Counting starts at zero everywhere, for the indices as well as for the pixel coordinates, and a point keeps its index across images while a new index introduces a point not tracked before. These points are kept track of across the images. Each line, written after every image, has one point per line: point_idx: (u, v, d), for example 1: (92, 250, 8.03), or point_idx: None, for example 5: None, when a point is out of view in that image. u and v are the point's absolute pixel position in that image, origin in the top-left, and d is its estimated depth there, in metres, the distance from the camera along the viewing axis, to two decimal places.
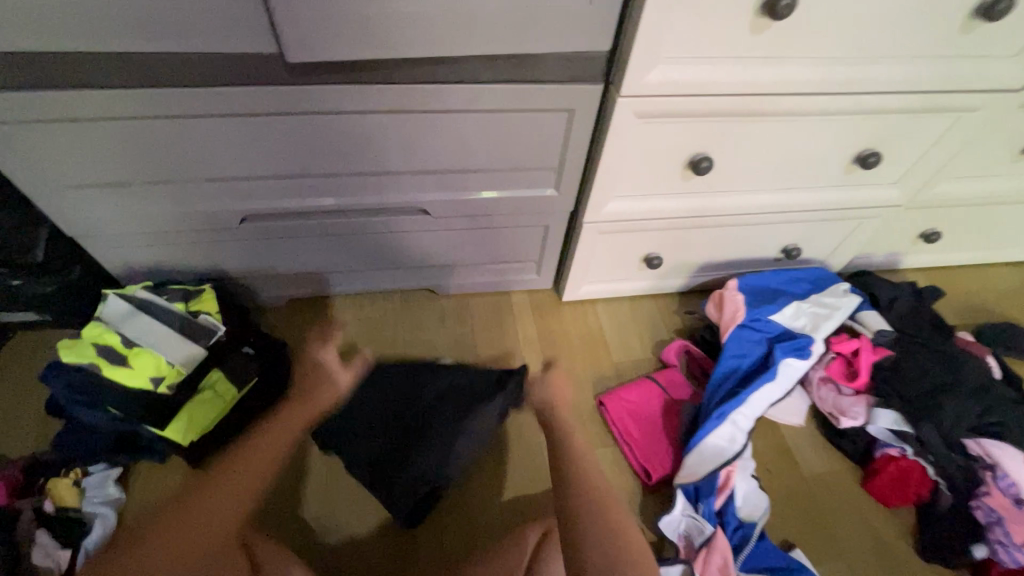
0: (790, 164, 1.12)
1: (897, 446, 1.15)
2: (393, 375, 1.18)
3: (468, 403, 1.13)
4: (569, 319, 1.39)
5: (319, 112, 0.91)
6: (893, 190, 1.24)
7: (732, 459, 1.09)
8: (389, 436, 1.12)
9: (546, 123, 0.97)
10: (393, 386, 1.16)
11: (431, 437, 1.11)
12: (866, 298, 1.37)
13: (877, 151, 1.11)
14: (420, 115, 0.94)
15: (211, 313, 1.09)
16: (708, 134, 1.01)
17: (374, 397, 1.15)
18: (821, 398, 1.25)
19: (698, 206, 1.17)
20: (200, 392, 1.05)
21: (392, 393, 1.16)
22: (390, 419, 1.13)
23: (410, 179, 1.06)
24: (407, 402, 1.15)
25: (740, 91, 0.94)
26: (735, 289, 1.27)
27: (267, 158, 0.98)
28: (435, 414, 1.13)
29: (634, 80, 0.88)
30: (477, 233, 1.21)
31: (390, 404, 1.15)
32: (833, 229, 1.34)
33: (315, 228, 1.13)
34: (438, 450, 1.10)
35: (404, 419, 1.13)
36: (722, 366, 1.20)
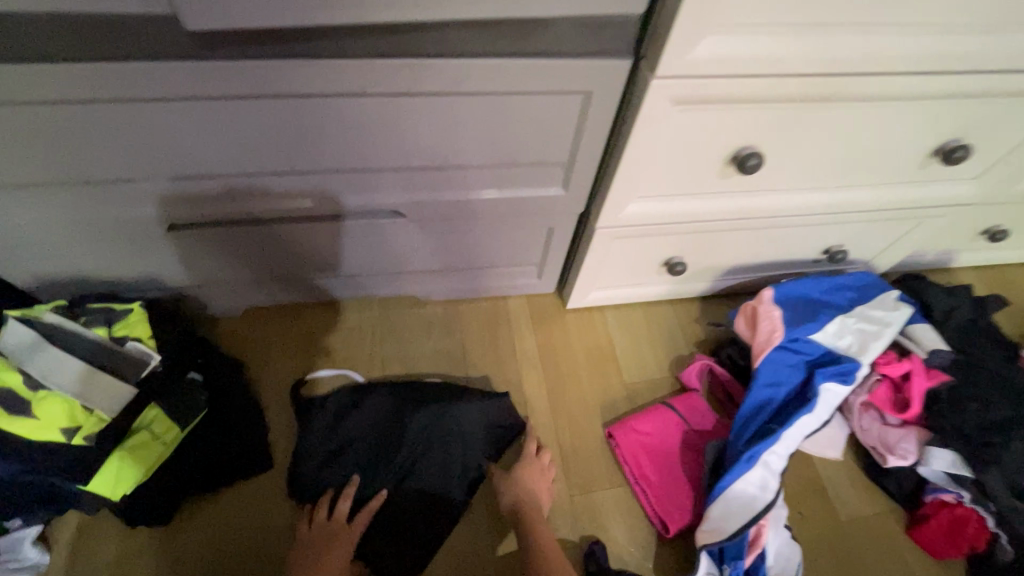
0: (856, 159, 0.90)
1: (952, 491, 0.99)
2: (377, 398, 1.01)
3: (459, 444, 0.99)
4: (574, 330, 1.21)
5: (254, 95, 0.68)
6: (969, 186, 1.03)
7: (765, 510, 0.93)
8: (368, 473, 0.96)
9: (556, 109, 0.75)
10: (377, 411, 1.00)
11: (414, 481, 0.97)
12: (918, 309, 1.18)
13: (965, 143, 0.89)
14: (390, 98, 0.71)
15: (143, 339, 0.92)
16: (762, 124, 0.79)
17: (354, 423, 0.99)
18: (863, 428, 1.09)
19: (736, 208, 0.95)
20: (133, 435, 0.86)
21: (375, 420, 1.00)
22: (371, 451, 0.98)
23: (381, 178, 0.84)
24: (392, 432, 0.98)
25: (812, 70, 0.71)
26: (771, 303, 1.07)
27: (192, 154, 0.76)
28: (421, 453, 0.98)
29: (676, 57, 0.65)
30: (467, 236, 1.00)
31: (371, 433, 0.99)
32: (888, 229, 1.13)
33: (267, 234, 0.92)
34: (423, 498, 0.96)
35: (386, 452, 0.97)
36: (754, 396, 1.02)
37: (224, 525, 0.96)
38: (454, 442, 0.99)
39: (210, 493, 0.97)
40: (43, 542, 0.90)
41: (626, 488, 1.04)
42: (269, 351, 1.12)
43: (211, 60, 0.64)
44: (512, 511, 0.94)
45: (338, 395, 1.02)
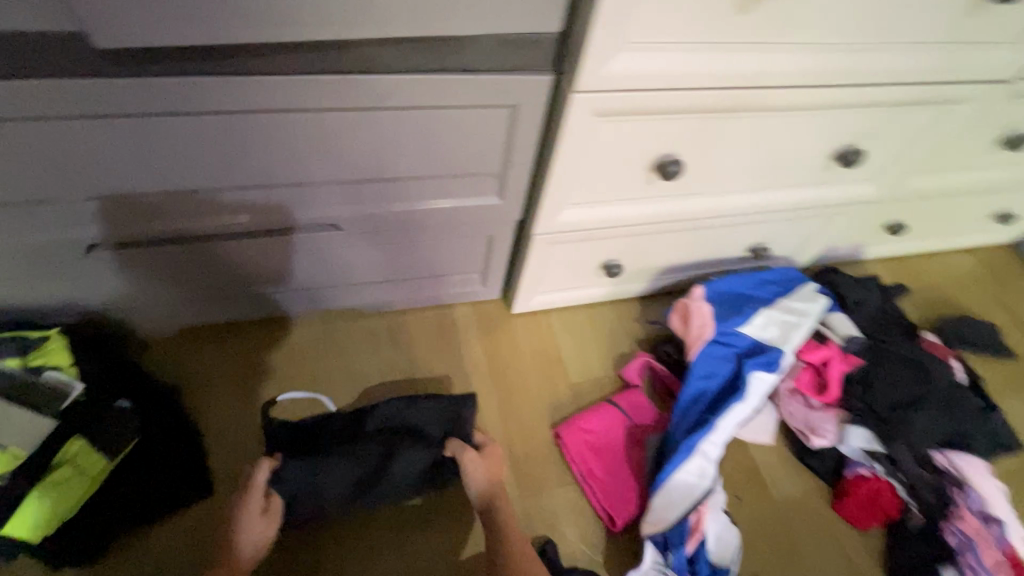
0: (767, 165, 0.98)
1: (867, 466, 1.09)
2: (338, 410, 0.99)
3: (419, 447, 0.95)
4: (520, 335, 1.23)
5: (174, 111, 0.67)
6: (869, 186, 1.13)
7: (703, 497, 0.98)
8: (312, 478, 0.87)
9: (484, 122, 0.77)
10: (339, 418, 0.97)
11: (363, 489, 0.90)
12: (834, 300, 1.28)
13: (859, 147, 0.99)
14: (318, 113, 0.71)
15: (61, 368, 0.89)
16: (678, 134, 0.84)
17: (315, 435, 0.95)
18: (790, 413, 1.17)
19: (663, 211, 1.01)
20: (52, 473, 0.82)
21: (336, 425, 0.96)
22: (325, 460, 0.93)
23: (315, 193, 0.83)
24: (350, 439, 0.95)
25: (718, 85, 0.77)
26: (700, 299, 1.14)
27: (107, 173, 0.73)
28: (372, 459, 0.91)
29: (592, 72, 0.69)
30: (406, 247, 1.01)
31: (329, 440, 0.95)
32: (803, 227, 1.22)
33: (195, 252, 0.89)
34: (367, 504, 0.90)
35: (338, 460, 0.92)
36: (690, 388, 1.08)
37: (158, 560, 0.90)
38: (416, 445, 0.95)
39: (142, 526, 0.92)
40: None
41: (575, 487, 1.06)
42: (205, 373, 1.08)
43: (125, 76, 0.62)
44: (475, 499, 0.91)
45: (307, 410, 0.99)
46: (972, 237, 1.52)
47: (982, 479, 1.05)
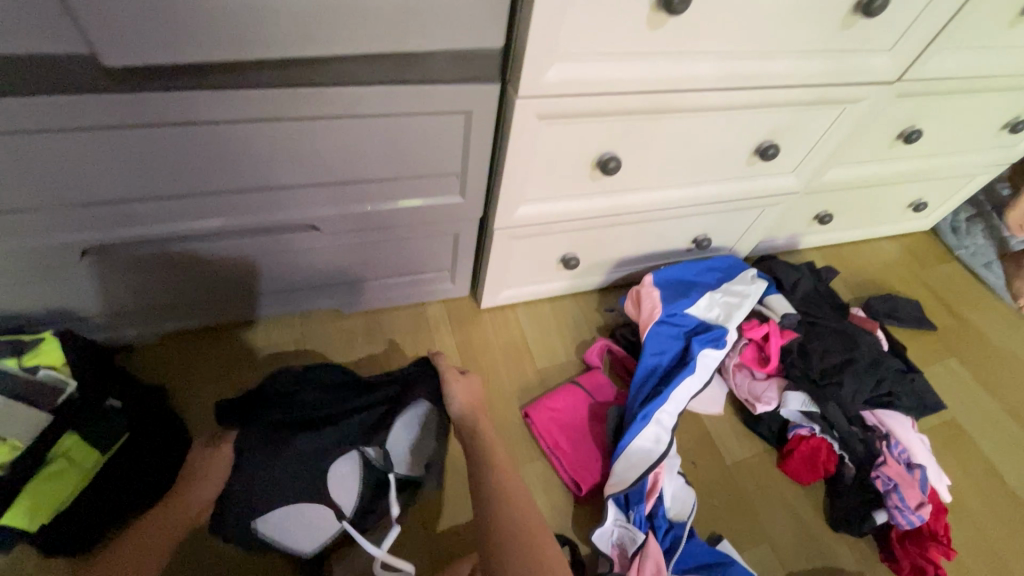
0: (697, 160, 1.11)
1: (806, 426, 1.20)
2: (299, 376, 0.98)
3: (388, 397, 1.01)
4: (489, 327, 1.33)
5: (167, 123, 0.76)
6: (791, 178, 1.28)
7: (659, 459, 1.08)
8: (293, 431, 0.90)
9: (444, 127, 0.88)
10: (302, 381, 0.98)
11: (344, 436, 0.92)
12: (772, 283, 1.42)
13: (775, 142, 1.14)
14: (296, 121, 0.81)
15: (56, 367, 0.93)
16: (613, 134, 0.97)
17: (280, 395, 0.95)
18: (737, 385, 1.29)
19: (609, 205, 1.13)
20: (46, 465, 0.87)
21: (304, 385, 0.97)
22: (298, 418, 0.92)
23: (291, 196, 0.93)
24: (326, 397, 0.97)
25: (641, 91, 0.90)
26: (651, 285, 1.26)
27: (102, 182, 0.81)
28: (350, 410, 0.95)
29: (533, 79, 0.81)
30: (379, 245, 1.10)
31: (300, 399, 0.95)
32: (738, 219, 1.37)
33: (182, 256, 0.97)
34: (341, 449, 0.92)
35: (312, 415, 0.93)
36: (643, 365, 1.19)
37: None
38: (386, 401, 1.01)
39: (130, 519, 0.97)
40: None
41: (544, 461, 1.15)
42: (190, 375, 1.14)
43: (124, 92, 0.71)
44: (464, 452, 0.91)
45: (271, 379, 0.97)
46: (894, 225, 1.69)
47: (904, 430, 1.19)
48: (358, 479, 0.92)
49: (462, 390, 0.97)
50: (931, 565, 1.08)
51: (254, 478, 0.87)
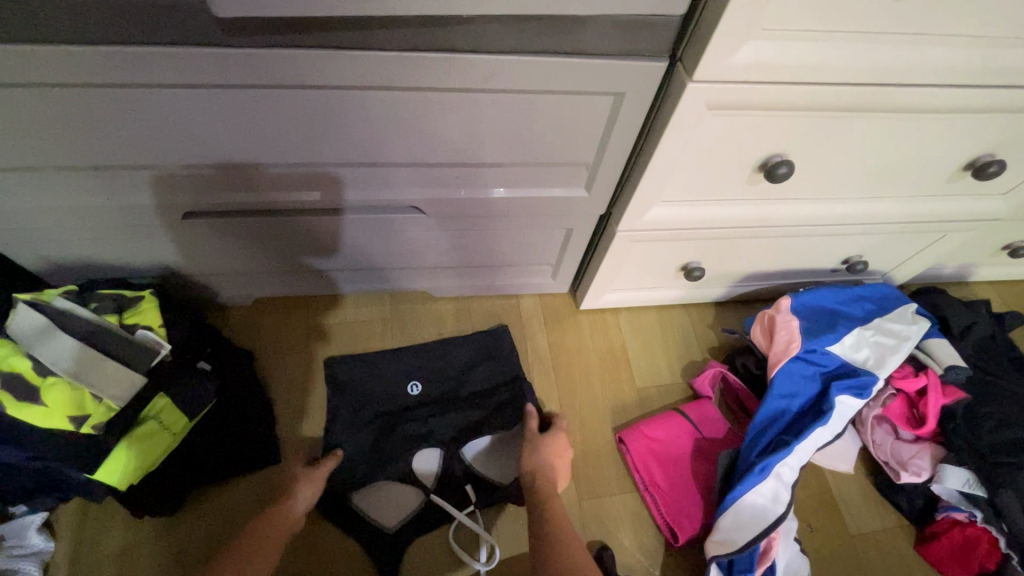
0: (887, 170, 0.88)
1: (964, 510, 0.98)
2: (389, 363, 1.09)
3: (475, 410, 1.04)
4: (586, 330, 1.19)
5: (278, 84, 0.66)
6: (997, 201, 1.01)
7: (776, 524, 0.92)
8: (390, 403, 1.05)
9: (587, 108, 0.73)
10: (393, 366, 1.09)
11: (427, 411, 1.04)
12: (936, 323, 1.16)
13: (999, 158, 0.88)
14: (418, 91, 0.69)
15: (153, 328, 0.90)
16: (793, 132, 0.77)
17: (366, 385, 1.06)
18: (875, 442, 1.09)
19: (760, 216, 0.94)
20: (142, 422, 0.86)
21: (380, 385, 1.07)
22: (391, 398, 1.06)
23: (404, 174, 0.83)
24: (413, 393, 1.07)
25: (848, 81, 0.69)
26: (788, 312, 1.06)
27: (208, 143, 0.74)
28: (437, 397, 1.06)
29: (714, 60, 0.63)
30: (484, 233, 0.99)
31: (381, 391, 1.06)
32: (910, 242, 1.11)
33: (282, 226, 0.91)
34: (434, 419, 1.03)
35: (401, 403, 1.05)
36: (769, 407, 1.01)
37: (221, 512, 0.95)
38: (472, 406, 1.05)
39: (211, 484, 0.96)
40: (47, 530, 0.90)
41: (635, 495, 1.03)
42: (277, 342, 1.11)
43: (235, 46, 0.62)
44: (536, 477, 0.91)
45: (358, 377, 1.07)
46: None
47: None
48: (437, 466, 1.00)
49: (553, 443, 0.95)
50: None
51: (353, 462, 0.99)
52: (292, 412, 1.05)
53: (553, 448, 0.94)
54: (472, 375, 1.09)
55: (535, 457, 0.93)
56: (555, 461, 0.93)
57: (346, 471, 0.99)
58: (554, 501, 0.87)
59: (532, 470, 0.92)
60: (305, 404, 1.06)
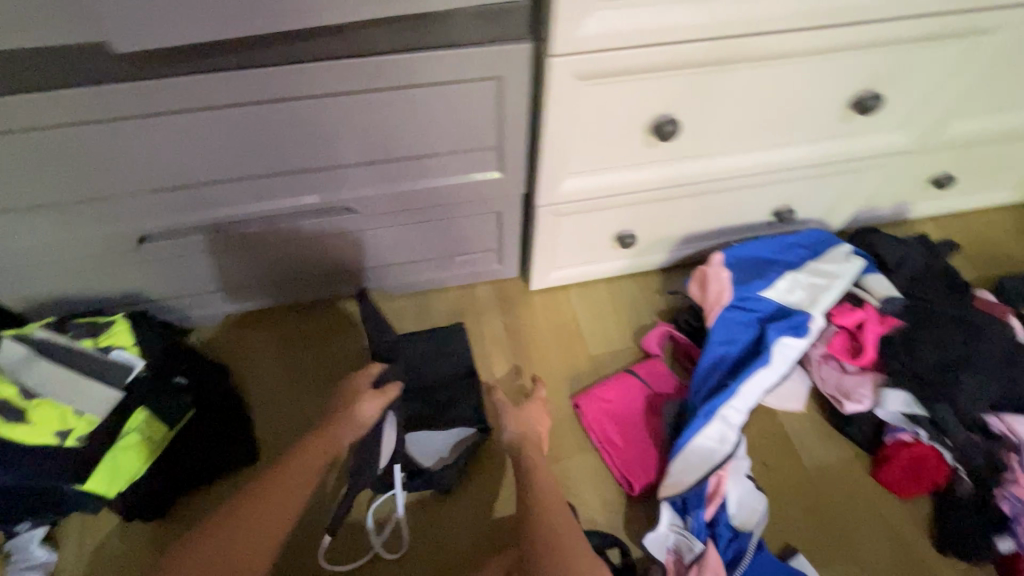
0: (777, 117, 0.95)
1: (909, 431, 1.03)
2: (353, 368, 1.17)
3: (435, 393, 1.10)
4: (539, 309, 1.26)
5: (203, 106, 0.78)
6: (897, 134, 1.07)
7: (723, 461, 0.98)
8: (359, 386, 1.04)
9: (473, 95, 0.83)
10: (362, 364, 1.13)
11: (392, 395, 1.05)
12: (872, 261, 1.21)
13: (878, 92, 0.95)
14: (325, 98, 0.80)
15: (126, 347, 0.99)
16: (670, 91, 0.85)
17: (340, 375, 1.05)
18: (822, 378, 1.12)
19: (671, 175, 1.01)
20: (122, 436, 0.94)
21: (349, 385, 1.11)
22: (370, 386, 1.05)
23: (330, 177, 0.92)
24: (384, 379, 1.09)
25: (700, 36, 0.77)
26: (719, 265, 1.11)
27: (150, 169, 0.85)
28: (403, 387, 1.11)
29: (566, 33, 0.72)
30: (420, 226, 1.06)
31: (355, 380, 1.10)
32: (831, 186, 1.17)
33: (232, 240, 1.00)
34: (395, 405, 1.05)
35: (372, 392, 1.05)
36: (709, 354, 1.06)
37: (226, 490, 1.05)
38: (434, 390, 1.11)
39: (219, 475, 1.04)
40: (50, 541, 0.98)
41: (595, 454, 1.07)
42: (250, 354, 1.19)
43: (162, 77, 0.73)
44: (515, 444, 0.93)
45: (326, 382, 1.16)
46: None
47: None
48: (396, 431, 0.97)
49: (533, 412, 0.96)
50: None
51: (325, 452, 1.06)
52: (279, 409, 1.13)
53: (533, 418, 0.96)
54: (432, 363, 1.15)
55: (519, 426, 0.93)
56: (538, 431, 0.95)
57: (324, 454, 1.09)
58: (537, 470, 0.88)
59: (519, 439, 0.93)
60: (285, 400, 1.14)
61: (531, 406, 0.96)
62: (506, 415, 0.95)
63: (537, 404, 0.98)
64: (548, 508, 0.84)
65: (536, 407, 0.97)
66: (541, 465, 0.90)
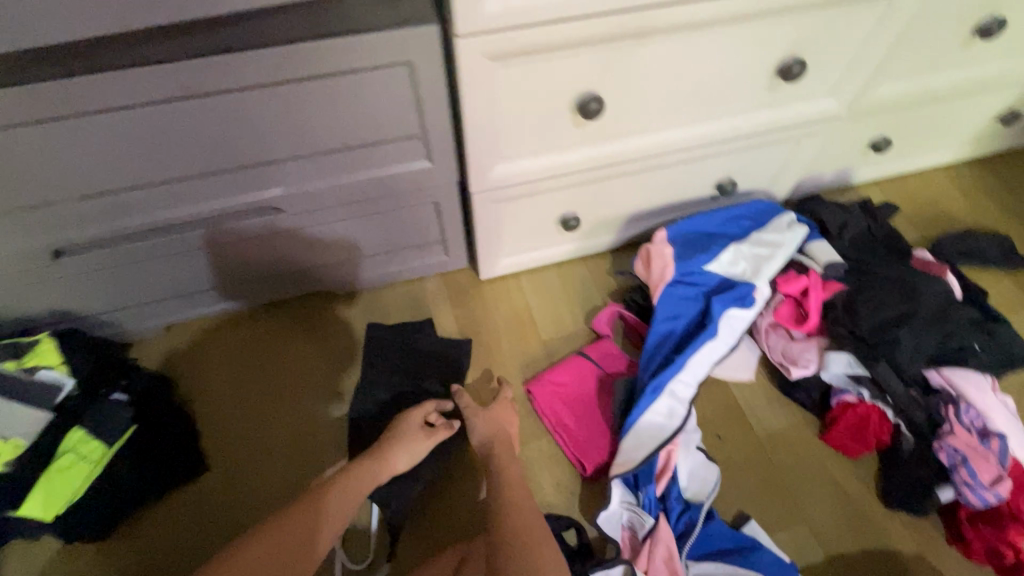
0: (703, 90, 0.95)
1: (853, 392, 1.05)
2: (309, 364, 1.16)
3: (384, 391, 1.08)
4: (490, 298, 1.25)
5: (106, 108, 0.76)
6: (827, 101, 1.08)
7: (673, 435, 0.98)
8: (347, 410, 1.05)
9: (387, 83, 0.81)
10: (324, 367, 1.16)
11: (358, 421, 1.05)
12: (814, 228, 1.22)
13: (801, 58, 0.95)
14: (233, 93, 0.78)
15: (54, 366, 0.96)
16: (588, 68, 0.85)
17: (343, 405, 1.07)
18: (770, 346, 1.13)
19: (603, 154, 1.00)
20: (58, 458, 0.91)
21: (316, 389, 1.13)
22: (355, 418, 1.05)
23: (251, 176, 0.90)
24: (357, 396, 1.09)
25: (610, 10, 0.76)
26: (662, 242, 1.11)
27: (57, 177, 0.82)
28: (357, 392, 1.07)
29: (469, 13, 0.71)
30: (355, 221, 1.04)
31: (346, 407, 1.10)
32: (769, 156, 1.17)
33: (158, 247, 0.97)
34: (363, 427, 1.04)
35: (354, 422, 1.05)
36: (656, 331, 1.07)
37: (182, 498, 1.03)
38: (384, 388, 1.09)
39: (181, 484, 1.03)
40: None
41: (549, 439, 1.07)
42: (199, 364, 1.16)
43: (56, 79, 0.71)
44: (485, 445, 0.94)
45: (282, 386, 1.14)
46: (972, 146, 1.40)
47: (981, 392, 0.99)
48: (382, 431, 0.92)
49: (501, 412, 0.97)
50: (1010, 548, 0.90)
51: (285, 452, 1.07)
52: (245, 415, 1.11)
53: (502, 417, 0.97)
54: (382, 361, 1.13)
55: (490, 427, 0.95)
56: (508, 430, 0.96)
57: (279, 447, 1.08)
58: (505, 467, 0.89)
59: (489, 439, 0.94)
60: (251, 407, 1.12)
61: (499, 406, 0.98)
62: (474, 416, 0.96)
63: (505, 403, 0.99)
64: (517, 502, 0.83)
65: (504, 407, 0.99)
66: (509, 461, 0.90)
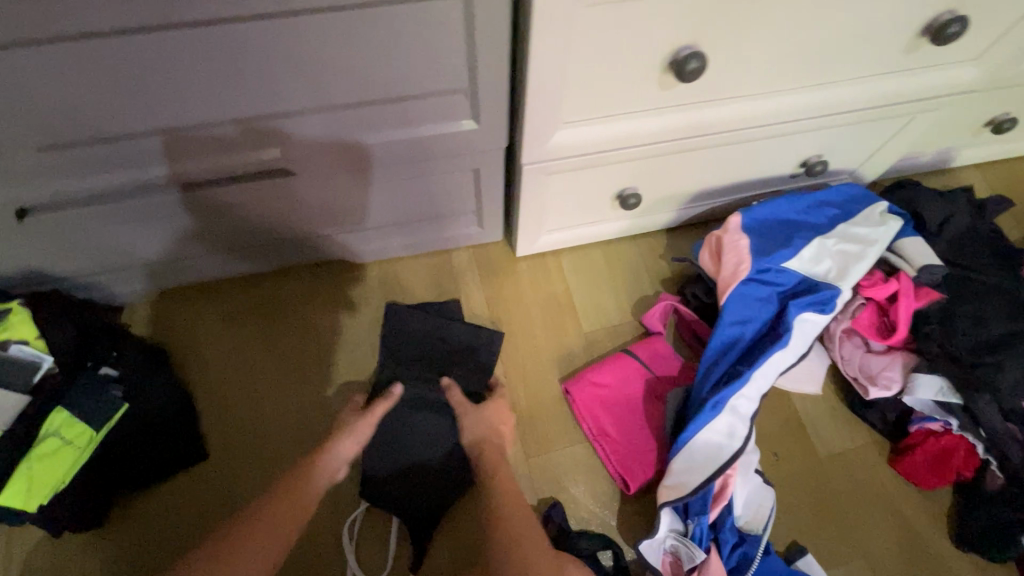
0: (827, 48, 0.75)
1: (939, 420, 0.91)
2: (319, 341, 1.03)
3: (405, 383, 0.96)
4: (526, 278, 1.09)
5: (65, 36, 0.57)
6: (965, 68, 0.87)
7: (732, 459, 0.86)
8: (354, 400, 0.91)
9: (433, 18, 0.62)
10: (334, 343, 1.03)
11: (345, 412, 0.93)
12: (909, 220, 1.04)
13: (962, 15, 0.74)
14: (232, 23, 0.59)
15: (30, 341, 0.83)
16: (695, 14, 0.65)
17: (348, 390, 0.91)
18: (843, 358, 0.99)
19: (686, 122, 0.81)
20: (36, 444, 0.79)
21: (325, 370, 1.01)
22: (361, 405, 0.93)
23: (253, 130, 0.73)
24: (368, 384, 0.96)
25: None
26: (737, 231, 0.95)
27: (10, 122, 0.65)
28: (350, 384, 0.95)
29: None
30: (378, 187, 0.87)
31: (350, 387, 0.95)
32: (874, 133, 0.97)
33: (144, 207, 0.81)
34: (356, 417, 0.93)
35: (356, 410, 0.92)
36: (720, 336, 0.92)
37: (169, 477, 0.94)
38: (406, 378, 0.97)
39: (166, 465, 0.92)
40: None
41: (586, 446, 0.96)
42: (195, 330, 1.03)
43: None
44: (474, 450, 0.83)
45: (286, 362, 1.02)
46: None
47: None
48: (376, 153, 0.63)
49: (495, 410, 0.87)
50: None
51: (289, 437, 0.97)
52: (240, 386, 1.00)
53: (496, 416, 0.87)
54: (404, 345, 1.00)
55: (478, 428, 0.84)
56: (500, 429, 0.85)
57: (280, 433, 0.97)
58: (499, 474, 0.79)
59: (478, 441, 0.83)
60: (247, 382, 1.00)
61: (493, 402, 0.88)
62: (464, 414, 0.85)
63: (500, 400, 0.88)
64: (521, 515, 0.74)
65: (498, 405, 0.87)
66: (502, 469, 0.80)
